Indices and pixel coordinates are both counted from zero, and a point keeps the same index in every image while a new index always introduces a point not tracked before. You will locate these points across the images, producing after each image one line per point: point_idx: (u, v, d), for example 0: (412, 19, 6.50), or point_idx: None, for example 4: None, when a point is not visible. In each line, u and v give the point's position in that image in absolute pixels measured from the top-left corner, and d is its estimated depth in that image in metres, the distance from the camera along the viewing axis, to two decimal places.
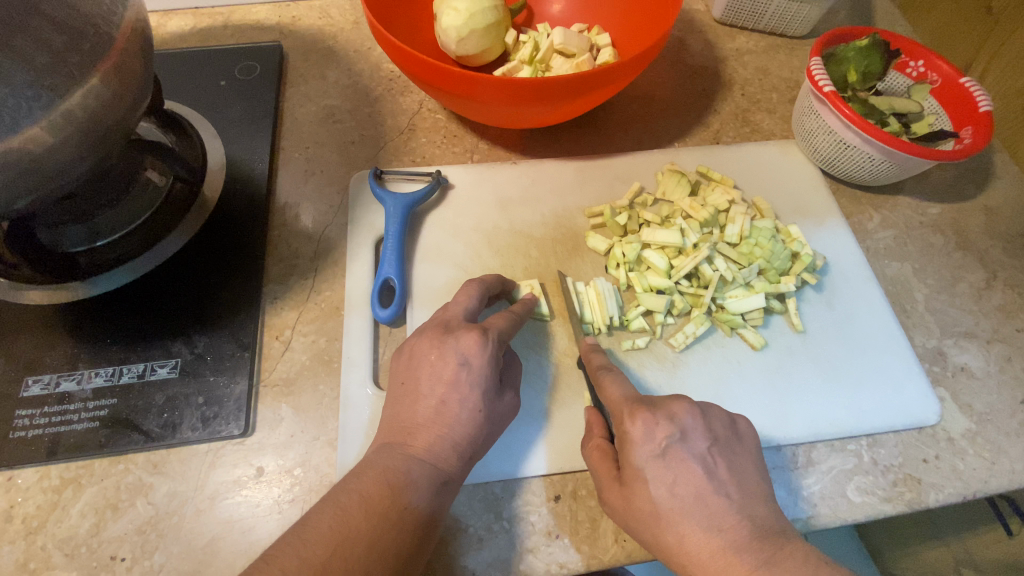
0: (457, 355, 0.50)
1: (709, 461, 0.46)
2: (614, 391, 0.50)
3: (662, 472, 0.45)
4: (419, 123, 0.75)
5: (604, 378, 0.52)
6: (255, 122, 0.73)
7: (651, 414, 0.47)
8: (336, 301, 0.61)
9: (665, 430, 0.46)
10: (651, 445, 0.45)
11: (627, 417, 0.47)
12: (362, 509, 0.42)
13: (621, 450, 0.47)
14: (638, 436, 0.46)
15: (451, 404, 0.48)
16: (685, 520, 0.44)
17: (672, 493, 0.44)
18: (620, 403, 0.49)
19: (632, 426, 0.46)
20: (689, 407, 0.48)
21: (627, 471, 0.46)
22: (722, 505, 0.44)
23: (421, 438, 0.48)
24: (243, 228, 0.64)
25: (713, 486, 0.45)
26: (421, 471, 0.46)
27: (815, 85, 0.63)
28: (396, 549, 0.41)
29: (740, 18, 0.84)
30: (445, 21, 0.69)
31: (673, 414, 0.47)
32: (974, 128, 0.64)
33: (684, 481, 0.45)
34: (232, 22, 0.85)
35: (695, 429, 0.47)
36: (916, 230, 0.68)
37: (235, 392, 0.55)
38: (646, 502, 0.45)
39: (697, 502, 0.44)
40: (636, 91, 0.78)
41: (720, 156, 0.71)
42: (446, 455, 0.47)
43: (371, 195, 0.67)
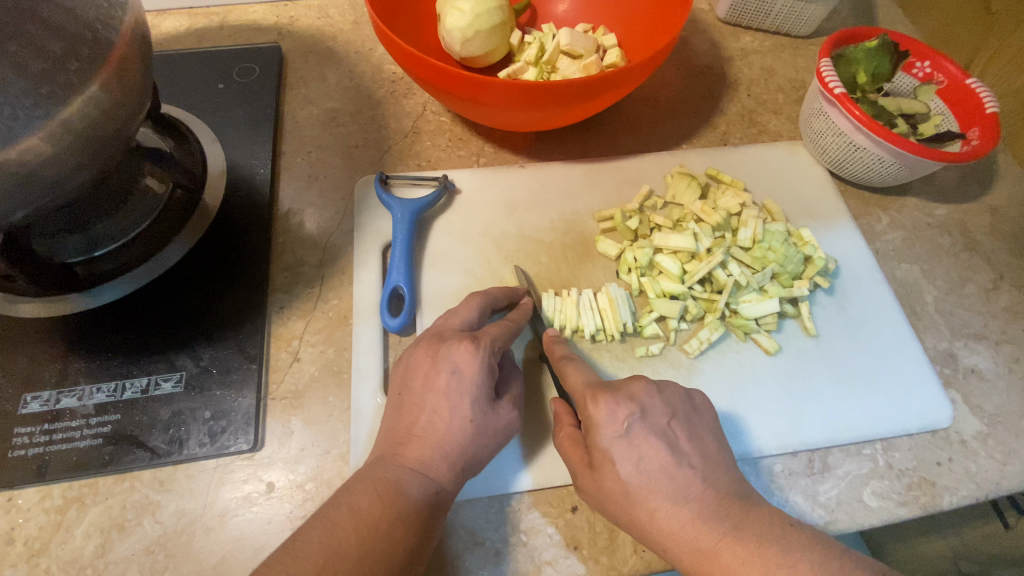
0: (449, 364, 0.49)
1: (670, 435, 0.47)
2: (576, 378, 0.50)
3: (626, 450, 0.45)
4: (423, 125, 0.73)
5: (566, 368, 0.51)
6: (256, 126, 0.71)
7: (611, 396, 0.47)
8: (344, 309, 0.60)
9: (626, 410, 0.46)
10: (614, 426, 0.46)
11: (589, 402, 0.47)
12: (350, 520, 0.41)
13: (585, 434, 0.47)
14: (601, 419, 0.46)
15: (443, 414, 0.47)
16: (654, 496, 0.44)
17: (641, 473, 0.45)
18: (579, 388, 0.49)
19: (595, 410, 0.46)
20: (647, 387, 0.49)
21: (595, 457, 0.46)
22: (690, 479, 0.45)
23: (415, 448, 0.47)
24: (246, 237, 0.63)
25: (676, 459, 0.46)
26: (412, 483, 0.45)
27: (825, 87, 0.63)
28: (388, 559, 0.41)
29: (745, 17, 0.83)
30: (449, 22, 0.68)
31: (633, 394, 0.48)
32: (981, 130, 0.64)
33: (649, 458, 0.45)
34: (229, 23, 0.83)
35: (655, 405, 0.48)
36: (924, 231, 0.69)
37: (242, 406, 0.53)
38: (616, 482, 0.45)
39: (663, 475, 0.45)
40: (642, 93, 0.77)
41: (729, 158, 0.71)
42: (439, 464, 0.46)
43: (376, 200, 0.65)
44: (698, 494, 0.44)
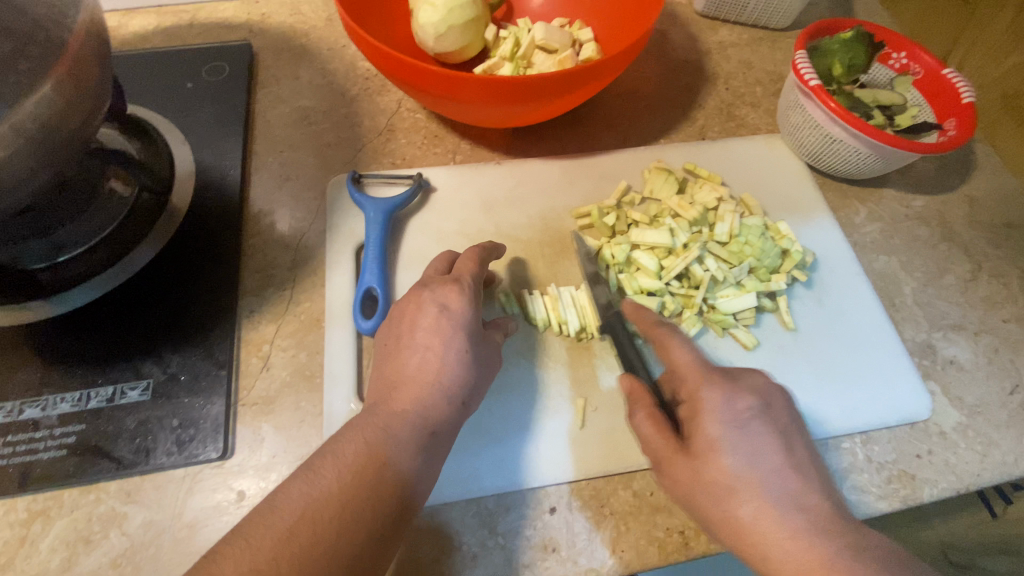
0: (435, 303, 0.50)
1: (789, 438, 0.46)
2: (683, 357, 0.50)
3: (742, 444, 0.45)
4: (398, 123, 0.72)
5: (667, 339, 0.52)
6: (226, 126, 0.69)
7: (730, 385, 0.47)
8: (317, 312, 0.58)
9: (747, 403, 0.46)
10: (730, 416, 0.46)
11: (703, 386, 0.47)
12: (338, 467, 0.41)
13: (689, 420, 0.47)
14: (716, 405, 0.46)
15: (435, 350, 0.48)
16: (753, 488, 0.43)
17: (749, 464, 0.44)
18: (693, 370, 0.49)
19: (710, 395, 0.47)
20: (767, 383, 0.49)
21: (697, 441, 0.45)
22: (794, 478, 0.44)
23: (407, 392, 0.47)
24: (215, 239, 0.61)
25: (797, 465, 0.45)
26: (403, 424, 0.44)
27: (800, 78, 0.62)
28: (382, 500, 0.40)
29: (723, 10, 0.83)
30: (422, 17, 0.67)
31: (753, 388, 0.48)
32: (957, 119, 0.64)
33: (770, 451, 0.45)
34: (198, 21, 0.81)
35: (777, 405, 0.48)
36: (903, 222, 0.68)
37: (212, 413, 0.52)
38: (719, 473, 0.44)
39: (775, 478, 0.44)
40: (620, 88, 0.77)
41: (707, 152, 0.70)
42: (433, 402, 0.46)
43: (349, 200, 0.64)
44: (800, 492, 0.43)
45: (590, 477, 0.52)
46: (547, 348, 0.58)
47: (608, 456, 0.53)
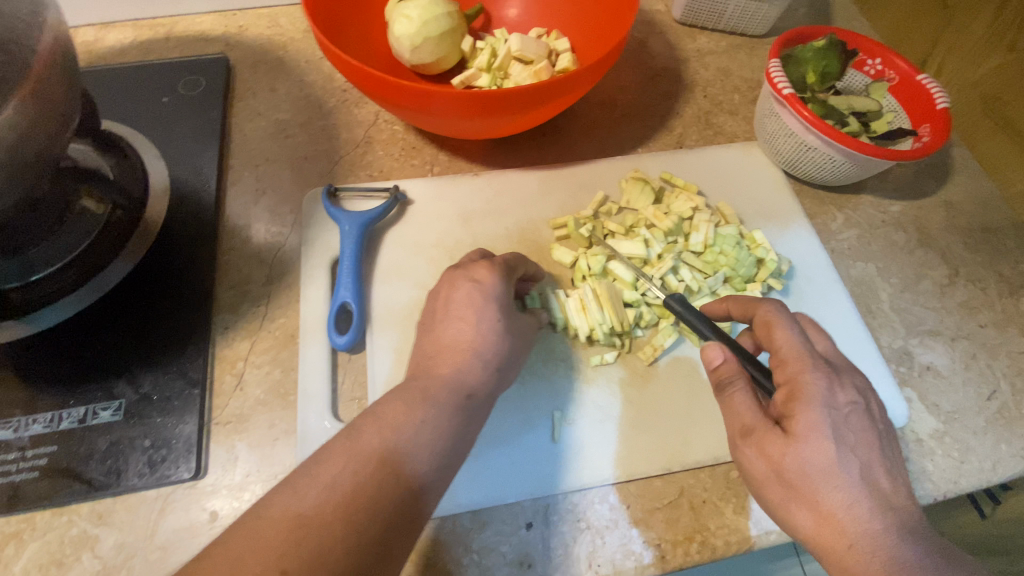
0: (470, 279, 0.52)
1: (881, 438, 0.44)
2: (786, 341, 0.46)
3: (841, 433, 0.42)
4: (375, 134, 0.72)
5: (772, 324, 0.48)
6: (202, 140, 0.69)
7: (837, 378, 0.44)
8: (291, 328, 0.58)
9: (850, 397, 0.44)
10: (833, 405, 0.43)
11: (808, 369, 0.44)
12: (387, 425, 0.42)
13: (787, 400, 0.44)
14: (822, 392, 0.43)
15: (469, 321, 0.50)
16: (845, 479, 0.41)
17: (847, 455, 0.41)
18: (795, 351, 0.45)
19: (816, 381, 0.44)
20: (864, 385, 0.47)
21: (795, 423, 0.42)
22: (885, 478, 0.42)
23: (451, 361, 0.48)
24: (190, 256, 0.61)
25: (888, 466, 0.43)
26: (442, 390, 0.46)
27: (774, 87, 0.62)
28: (425, 457, 0.42)
29: (700, 17, 0.83)
30: (397, 29, 0.67)
31: (854, 385, 0.45)
32: (931, 125, 0.65)
33: (863, 444, 0.42)
34: (175, 34, 0.81)
35: (871, 405, 0.46)
36: (880, 228, 0.69)
37: (184, 433, 0.52)
38: (814, 457, 0.41)
39: (866, 474, 0.41)
40: (598, 96, 0.77)
41: (684, 161, 0.70)
42: (470, 370, 0.48)
43: (325, 214, 0.64)
44: (890, 489, 0.41)
45: (567, 491, 0.52)
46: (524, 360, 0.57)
47: (584, 470, 0.52)
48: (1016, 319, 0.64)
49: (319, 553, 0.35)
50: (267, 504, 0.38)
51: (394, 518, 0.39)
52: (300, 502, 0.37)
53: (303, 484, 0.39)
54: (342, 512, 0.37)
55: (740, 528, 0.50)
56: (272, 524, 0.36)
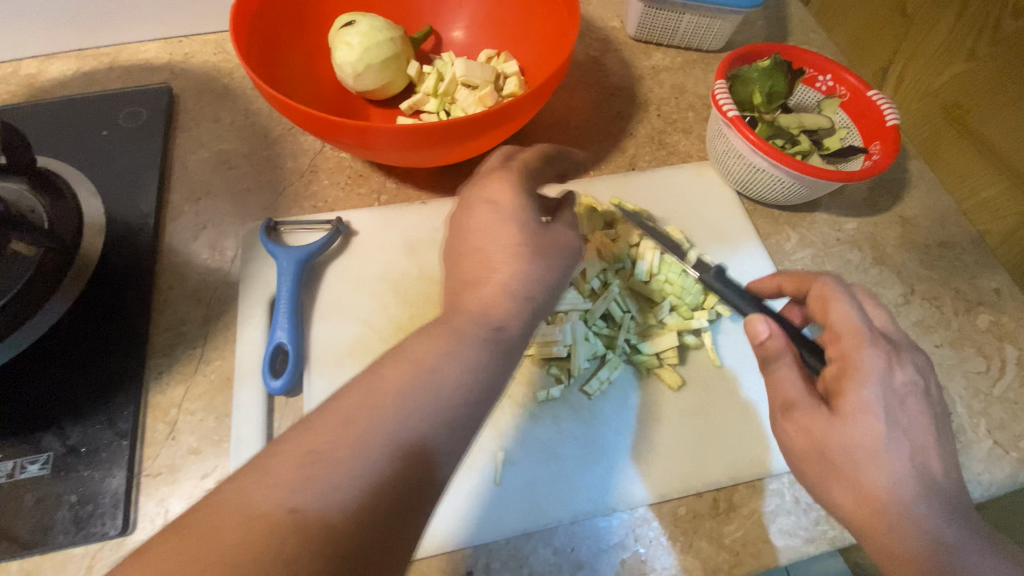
0: (486, 200, 0.47)
1: (935, 417, 0.42)
2: (843, 315, 0.44)
3: (896, 411, 0.40)
4: (322, 163, 0.70)
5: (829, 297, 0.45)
6: (142, 175, 0.67)
7: (894, 355, 0.42)
8: (228, 371, 0.57)
9: (905, 375, 0.42)
10: (886, 382, 0.41)
11: (862, 345, 0.42)
12: (411, 362, 0.37)
13: (838, 374, 0.42)
14: (873, 369, 0.41)
15: (486, 248, 0.45)
16: (893, 460, 0.39)
17: (899, 436, 0.40)
18: (851, 330, 0.43)
19: (868, 357, 0.42)
20: (922, 364, 0.44)
21: (845, 402, 0.40)
22: (936, 461, 0.40)
23: (480, 291, 0.44)
24: (123, 297, 0.59)
25: (939, 448, 0.41)
26: (469, 324, 0.41)
27: (720, 110, 0.61)
28: (450, 398, 0.37)
29: (654, 34, 0.82)
30: (339, 57, 0.66)
31: (910, 362, 0.43)
32: (882, 143, 0.63)
33: (920, 428, 0.40)
34: (118, 63, 0.79)
35: (928, 384, 0.43)
36: (834, 247, 0.68)
37: (112, 488, 0.50)
38: (863, 437, 0.39)
39: (914, 457, 0.40)
40: (551, 118, 0.76)
41: (634, 184, 0.69)
42: (501, 300, 0.43)
43: (264, 249, 0.62)
44: (935, 471, 0.40)
45: (509, 536, 0.50)
46: None
47: (528, 512, 0.51)
48: (973, 337, 0.63)
49: (337, 496, 0.31)
50: (286, 441, 0.33)
51: (425, 461, 0.34)
52: (323, 440, 0.32)
53: (319, 422, 0.34)
54: (362, 452, 0.32)
55: (686, 568, 0.49)
56: (286, 460, 0.32)
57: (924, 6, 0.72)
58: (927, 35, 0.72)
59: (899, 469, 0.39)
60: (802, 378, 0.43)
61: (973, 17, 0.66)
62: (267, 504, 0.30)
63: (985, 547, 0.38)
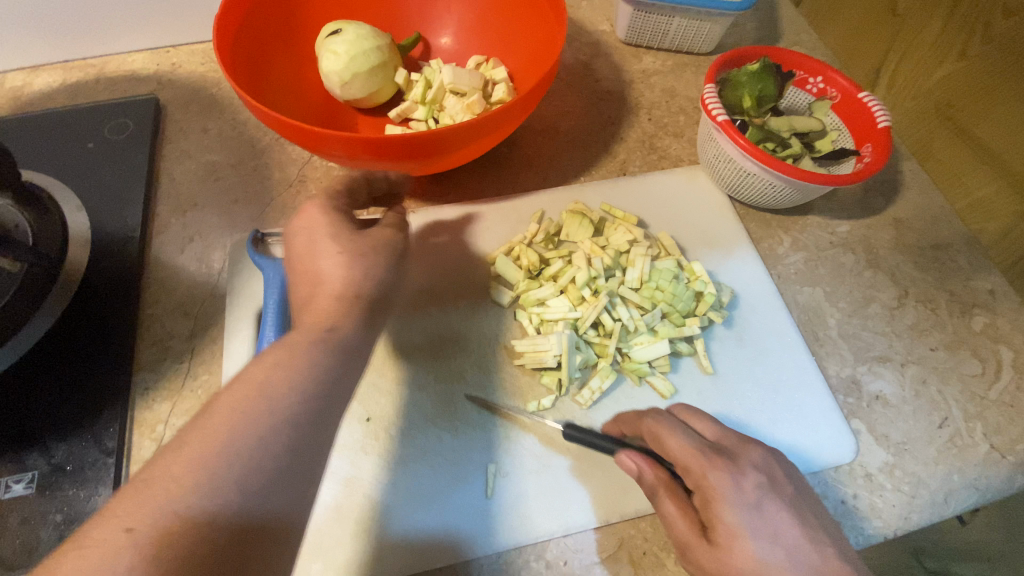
0: (302, 232, 0.49)
1: (796, 505, 0.44)
2: (673, 442, 0.45)
3: (761, 523, 0.41)
4: (310, 173, 0.70)
5: (658, 425, 0.46)
6: (126, 187, 0.67)
7: (733, 464, 0.44)
8: (215, 386, 0.56)
9: (752, 479, 0.43)
10: (743, 495, 0.42)
11: (707, 469, 0.43)
12: (249, 386, 0.37)
13: (704, 503, 0.42)
14: (727, 489, 0.42)
15: (318, 266, 0.47)
16: (781, 571, 0.39)
17: (778, 545, 0.40)
18: (690, 455, 0.44)
19: (717, 478, 0.42)
20: (761, 452, 0.46)
21: (719, 532, 0.41)
22: (819, 548, 0.41)
23: (313, 307, 0.45)
24: (108, 311, 0.58)
25: (817, 534, 0.42)
26: (302, 336, 0.41)
27: (709, 114, 0.61)
28: (288, 407, 0.36)
29: (645, 37, 0.82)
30: (325, 65, 0.65)
31: (753, 461, 0.45)
32: (873, 145, 0.63)
33: (786, 528, 0.41)
34: (105, 75, 0.79)
35: (772, 470, 0.45)
36: (827, 251, 0.68)
37: (97, 506, 0.49)
38: (745, 560, 0.40)
39: (800, 552, 0.40)
40: (541, 123, 0.75)
41: (625, 189, 0.69)
42: (339, 310, 0.44)
43: (250, 260, 0.61)
44: (825, 563, 0.40)
45: (502, 550, 0.49)
46: (456, 409, 0.55)
47: (520, 526, 0.50)
48: (967, 340, 0.62)
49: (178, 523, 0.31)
50: (116, 497, 0.32)
51: (268, 483, 0.34)
52: (154, 487, 0.32)
53: (150, 468, 0.33)
54: (201, 479, 0.32)
55: None
56: (128, 509, 0.31)
57: (916, 6, 0.71)
58: (919, 34, 0.72)
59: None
60: (681, 512, 0.44)
61: (964, 16, 0.66)
62: (98, 537, 0.30)
63: None
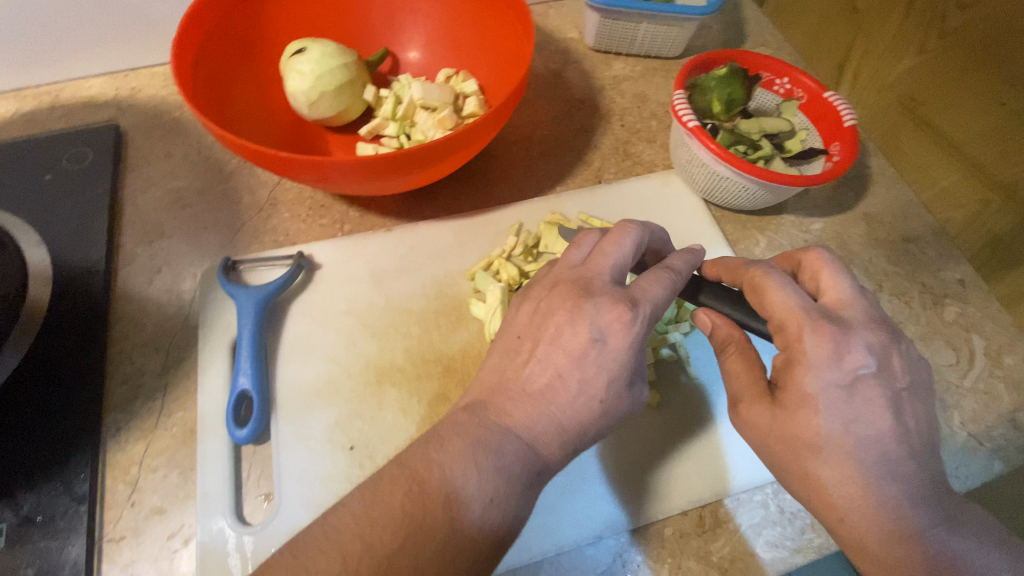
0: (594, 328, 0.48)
1: (899, 403, 0.40)
2: (778, 299, 0.43)
3: (846, 401, 0.39)
4: (281, 195, 0.68)
5: (764, 283, 0.44)
6: (90, 219, 0.64)
7: (841, 334, 0.40)
8: (191, 423, 0.54)
9: (856, 360, 0.40)
10: (838, 371, 0.40)
11: (807, 332, 0.41)
12: (383, 505, 0.42)
13: (785, 367, 0.42)
14: (820, 359, 0.40)
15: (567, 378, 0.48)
16: (840, 453, 0.39)
17: (854, 429, 0.39)
18: (792, 313, 0.42)
19: (812, 344, 0.40)
20: (888, 340, 0.41)
21: (789, 393, 0.41)
22: (897, 448, 0.39)
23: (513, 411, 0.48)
24: (74, 351, 0.56)
25: (903, 434, 0.39)
26: (511, 446, 0.45)
27: (680, 120, 0.61)
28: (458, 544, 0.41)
29: (613, 44, 0.82)
30: (291, 85, 0.64)
31: (870, 344, 0.40)
32: (840, 144, 0.64)
33: (874, 414, 0.39)
34: (61, 102, 0.76)
35: (896, 365, 0.41)
36: (803, 249, 0.69)
37: (71, 558, 0.47)
38: (805, 429, 0.40)
39: (875, 445, 0.39)
40: (514, 134, 0.75)
41: (602, 198, 0.69)
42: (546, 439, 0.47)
43: (222, 290, 0.60)
44: (898, 461, 0.38)
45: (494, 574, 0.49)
46: None
47: (512, 547, 0.50)
48: (941, 330, 0.64)
49: None
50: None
51: None
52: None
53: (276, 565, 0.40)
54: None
55: None
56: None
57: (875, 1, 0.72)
58: (879, 29, 0.72)
59: (906, 485, 0.38)
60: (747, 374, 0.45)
61: (920, 10, 0.67)
62: None
63: (948, 534, 0.37)
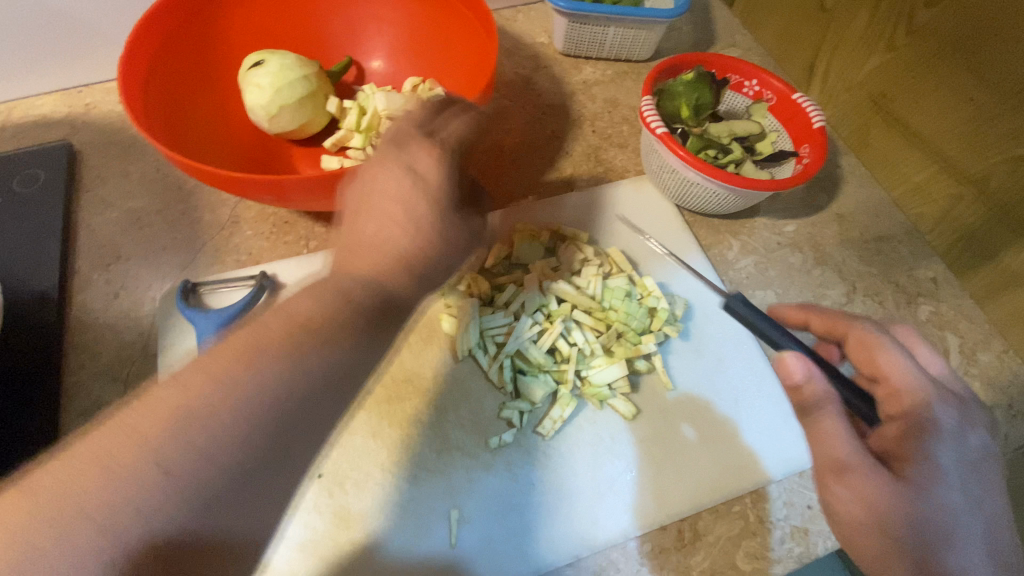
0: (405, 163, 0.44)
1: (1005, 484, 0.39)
2: (899, 365, 0.40)
3: (979, 479, 0.37)
4: (243, 213, 0.66)
5: (880, 346, 0.42)
6: (39, 241, 0.62)
7: (965, 409, 0.39)
8: None
9: (982, 439, 0.38)
10: (968, 447, 0.37)
11: (936, 401, 0.39)
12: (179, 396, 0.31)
13: (911, 439, 0.38)
14: (950, 431, 0.38)
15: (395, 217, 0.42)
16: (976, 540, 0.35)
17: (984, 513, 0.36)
18: (916, 381, 0.40)
19: (942, 415, 0.38)
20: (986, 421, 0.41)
21: (913, 468, 0.36)
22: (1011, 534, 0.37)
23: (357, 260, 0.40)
24: (21, 382, 0.53)
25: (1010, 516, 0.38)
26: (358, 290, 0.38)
27: (648, 127, 0.61)
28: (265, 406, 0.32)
29: (583, 48, 0.81)
30: (248, 99, 0.62)
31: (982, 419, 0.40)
32: (811, 146, 0.63)
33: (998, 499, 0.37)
34: (12, 121, 0.73)
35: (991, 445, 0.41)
36: (776, 252, 0.68)
37: None
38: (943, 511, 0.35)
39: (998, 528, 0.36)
40: (484, 144, 0.73)
41: (573, 206, 0.68)
42: (390, 267, 0.40)
43: (181, 315, 0.58)
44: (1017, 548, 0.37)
45: None
46: (415, 456, 0.53)
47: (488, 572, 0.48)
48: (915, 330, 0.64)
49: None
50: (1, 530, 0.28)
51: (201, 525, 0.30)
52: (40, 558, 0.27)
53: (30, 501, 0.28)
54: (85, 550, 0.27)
55: None
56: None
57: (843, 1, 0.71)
58: (848, 28, 0.72)
59: None
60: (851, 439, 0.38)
61: (888, 10, 0.66)
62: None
63: None
